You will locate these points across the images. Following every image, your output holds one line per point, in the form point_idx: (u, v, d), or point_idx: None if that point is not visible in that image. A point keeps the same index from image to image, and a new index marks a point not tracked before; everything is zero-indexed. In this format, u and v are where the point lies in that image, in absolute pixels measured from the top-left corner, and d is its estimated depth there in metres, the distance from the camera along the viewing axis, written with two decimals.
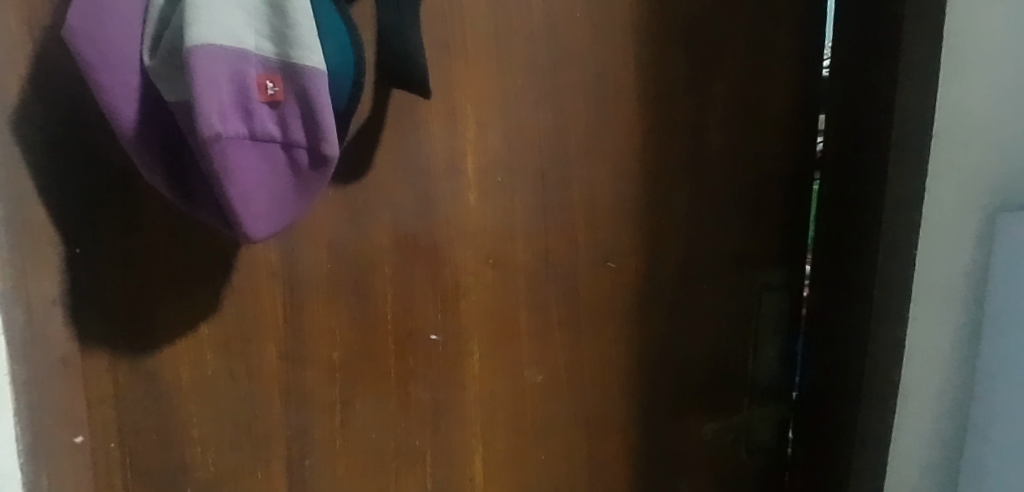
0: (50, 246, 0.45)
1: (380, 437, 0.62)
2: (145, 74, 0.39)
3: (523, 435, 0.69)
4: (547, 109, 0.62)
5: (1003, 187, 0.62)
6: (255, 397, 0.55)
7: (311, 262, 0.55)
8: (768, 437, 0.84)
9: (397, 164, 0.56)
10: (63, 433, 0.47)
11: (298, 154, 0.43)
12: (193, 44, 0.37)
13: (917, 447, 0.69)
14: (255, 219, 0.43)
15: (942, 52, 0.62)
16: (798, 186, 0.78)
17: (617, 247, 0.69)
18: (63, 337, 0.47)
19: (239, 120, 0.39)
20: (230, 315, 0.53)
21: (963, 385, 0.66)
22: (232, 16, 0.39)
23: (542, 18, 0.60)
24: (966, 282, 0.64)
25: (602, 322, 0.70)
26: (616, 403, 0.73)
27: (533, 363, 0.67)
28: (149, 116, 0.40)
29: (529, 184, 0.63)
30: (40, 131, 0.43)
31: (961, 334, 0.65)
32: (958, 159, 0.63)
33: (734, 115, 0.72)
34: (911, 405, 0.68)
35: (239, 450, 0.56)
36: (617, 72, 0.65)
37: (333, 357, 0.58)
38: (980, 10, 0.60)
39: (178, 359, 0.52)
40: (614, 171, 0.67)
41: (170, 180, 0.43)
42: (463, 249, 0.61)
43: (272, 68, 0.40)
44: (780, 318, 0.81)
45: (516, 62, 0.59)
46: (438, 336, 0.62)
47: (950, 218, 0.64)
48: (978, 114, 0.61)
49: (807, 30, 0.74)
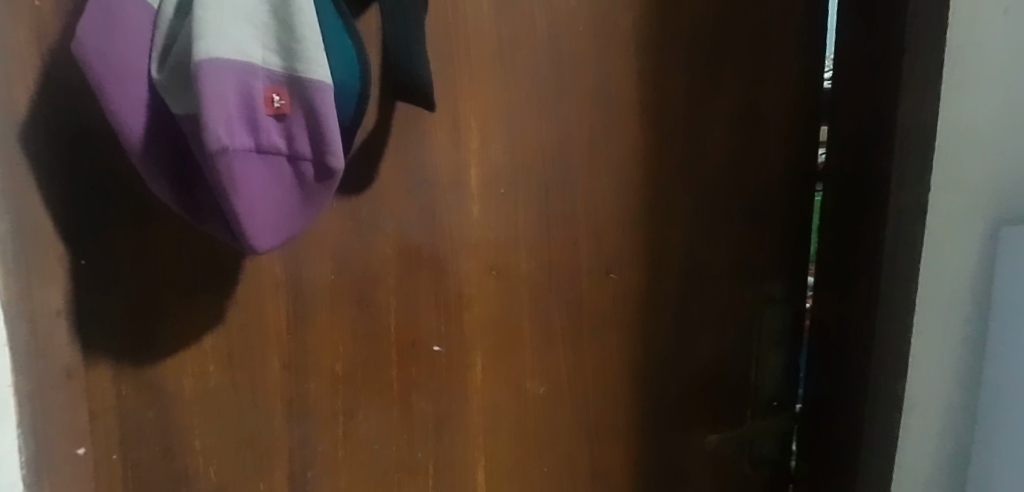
0: (56, 257, 0.45)
1: (382, 449, 0.61)
2: (153, 89, 0.40)
3: (526, 446, 0.69)
4: (550, 121, 0.62)
5: (1005, 196, 0.62)
6: (257, 409, 0.55)
7: (314, 272, 0.55)
8: (770, 449, 0.84)
9: (402, 175, 0.56)
10: (64, 446, 0.47)
11: (304, 167, 0.43)
12: (201, 59, 0.37)
13: (923, 460, 0.68)
14: (262, 231, 0.43)
15: (946, 66, 0.60)
16: (801, 198, 0.78)
17: (618, 258, 0.69)
18: (67, 348, 0.47)
19: (246, 133, 0.40)
20: (234, 326, 0.53)
21: (968, 393, 0.65)
22: (240, 31, 0.39)
23: (545, 31, 0.60)
24: (972, 292, 0.64)
25: (604, 332, 0.70)
26: (619, 415, 0.73)
27: (536, 373, 0.67)
28: (157, 129, 0.40)
29: (533, 195, 0.63)
30: (48, 144, 0.43)
31: (967, 343, 0.65)
32: (964, 172, 0.62)
33: (737, 126, 0.72)
34: (916, 420, 0.67)
35: (240, 461, 0.56)
36: (618, 85, 0.65)
37: (336, 368, 0.58)
38: (981, 21, 0.59)
39: (181, 371, 0.52)
40: (616, 183, 0.67)
41: (177, 193, 0.43)
42: (466, 260, 0.61)
43: (279, 81, 0.41)
44: (781, 330, 0.81)
45: (519, 74, 0.60)
46: (441, 347, 0.62)
47: (958, 228, 0.63)
48: (982, 125, 0.61)
49: (807, 42, 0.74)
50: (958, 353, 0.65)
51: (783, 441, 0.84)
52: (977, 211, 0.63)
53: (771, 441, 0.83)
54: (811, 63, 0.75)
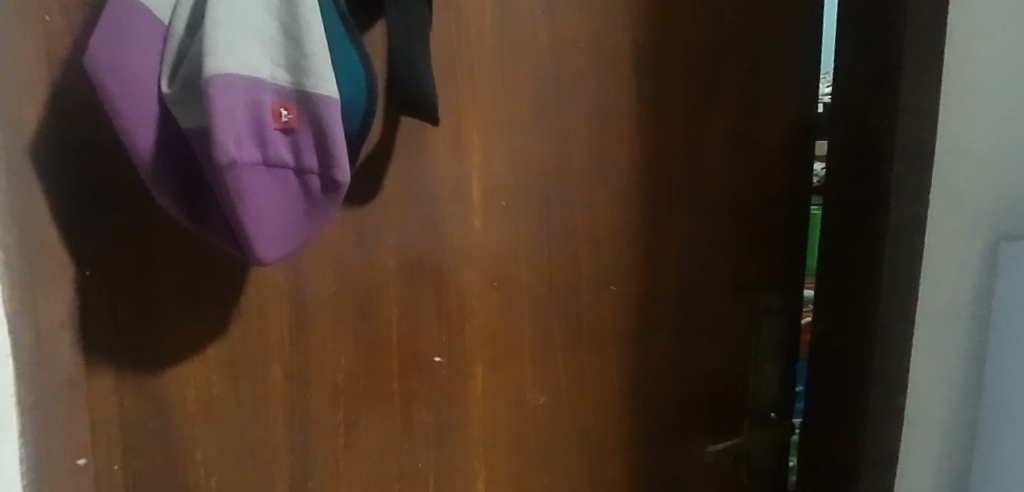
0: (63, 269, 0.45)
1: (383, 460, 0.61)
2: (163, 103, 0.40)
3: (525, 457, 0.69)
4: (551, 135, 0.63)
5: (1005, 215, 0.60)
6: (259, 419, 0.55)
7: (316, 284, 0.55)
8: (767, 460, 0.84)
9: (405, 187, 0.57)
10: (63, 456, 0.46)
11: (310, 180, 0.43)
12: (212, 74, 0.38)
13: (922, 476, 0.66)
14: (267, 243, 0.43)
15: (944, 83, 0.60)
16: (799, 211, 0.79)
17: (617, 270, 0.69)
18: (71, 358, 0.47)
19: (254, 147, 0.40)
20: (237, 338, 0.53)
21: (967, 417, 0.64)
22: (250, 47, 0.40)
23: (546, 47, 0.61)
24: (970, 310, 0.62)
25: (602, 342, 0.70)
26: (617, 427, 0.73)
27: (536, 385, 0.67)
28: (166, 142, 0.41)
29: (533, 209, 0.63)
30: (58, 155, 0.44)
31: (966, 362, 0.63)
32: (963, 190, 0.60)
33: (736, 140, 0.73)
34: (917, 434, 0.65)
35: (241, 472, 0.56)
36: (619, 100, 0.66)
37: (337, 379, 0.58)
38: (981, 39, 0.58)
39: (183, 381, 0.52)
40: (615, 196, 0.68)
41: (183, 205, 0.43)
42: (467, 272, 0.61)
43: (286, 96, 0.41)
44: (780, 342, 0.81)
45: (519, 89, 0.60)
46: (443, 358, 0.62)
47: (956, 245, 0.61)
48: (982, 144, 0.60)
49: (803, 59, 0.75)
50: (957, 377, 0.63)
51: (781, 454, 0.85)
52: (978, 231, 0.61)
53: (769, 452, 0.84)
54: (809, 79, 0.76)
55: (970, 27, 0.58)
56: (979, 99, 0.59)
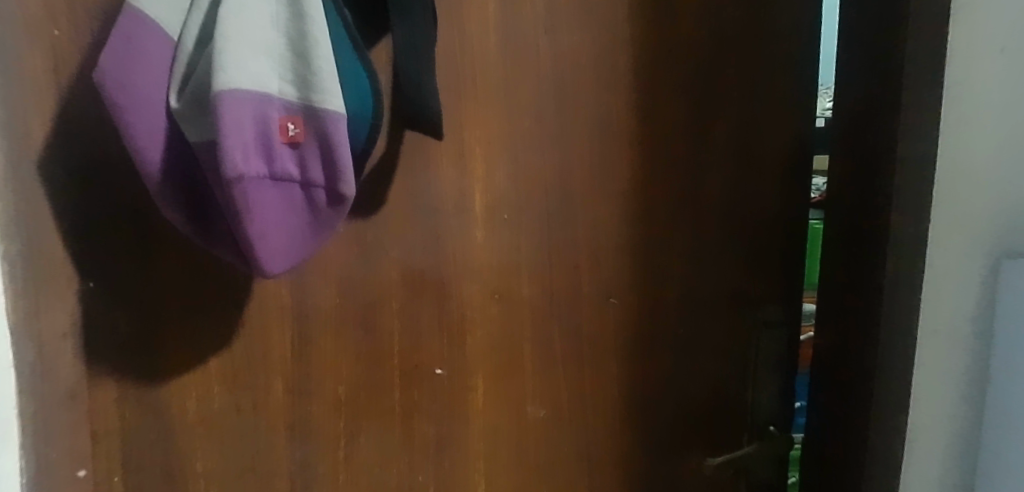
0: (67, 282, 0.46)
1: (383, 471, 0.61)
2: (172, 117, 0.40)
3: (527, 470, 0.69)
4: (552, 149, 0.63)
5: (1007, 232, 0.60)
6: (259, 432, 0.55)
7: (320, 295, 0.56)
8: (768, 475, 0.83)
9: (407, 202, 0.57)
10: (64, 467, 0.46)
11: (316, 194, 0.43)
12: (220, 89, 0.38)
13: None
14: (272, 255, 0.43)
15: (944, 100, 0.60)
16: (800, 227, 0.79)
17: (618, 283, 0.70)
18: (73, 370, 0.47)
19: (262, 161, 0.40)
20: (240, 350, 0.53)
21: (969, 436, 0.63)
22: (258, 62, 0.40)
23: (548, 62, 0.61)
24: (971, 328, 0.62)
25: (603, 354, 0.70)
26: (616, 439, 0.73)
27: (536, 398, 0.67)
28: (174, 155, 0.41)
29: (534, 222, 0.64)
30: (65, 172, 0.44)
31: (967, 380, 0.62)
32: (960, 210, 0.61)
33: (736, 155, 0.74)
34: (919, 453, 0.65)
35: (240, 484, 0.56)
36: (620, 114, 0.66)
37: (338, 390, 0.58)
38: (980, 58, 0.59)
39: (183, 393, 0.52)
40: (617, 209, 0.68)
41: (190, 217, 0.43)
42: (469, 284, 0.62)
43: (293, 111, 0.41)
44: (779, 357, 0.81)
45: (522, 103, 0.61)
46: (444, 371, 0.62)
47: (957, 265, 0.61)
48: (980, 162, 0.60)
49: (803, 74, 0.75)
50: (959, 398, 0.63)
51: (782, 469, 0.84)
52: (977, 249, 0.61)
53: (769, 467, 0.83)
54: (809, 93, 0.76)
55: (969, 45, 0.59)
56: (977, 118, 0.59)
